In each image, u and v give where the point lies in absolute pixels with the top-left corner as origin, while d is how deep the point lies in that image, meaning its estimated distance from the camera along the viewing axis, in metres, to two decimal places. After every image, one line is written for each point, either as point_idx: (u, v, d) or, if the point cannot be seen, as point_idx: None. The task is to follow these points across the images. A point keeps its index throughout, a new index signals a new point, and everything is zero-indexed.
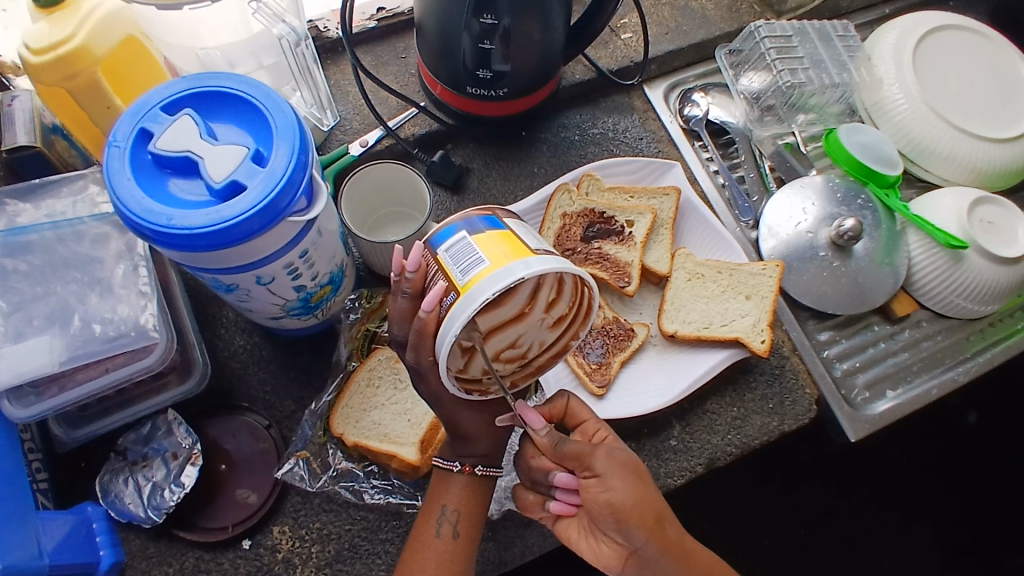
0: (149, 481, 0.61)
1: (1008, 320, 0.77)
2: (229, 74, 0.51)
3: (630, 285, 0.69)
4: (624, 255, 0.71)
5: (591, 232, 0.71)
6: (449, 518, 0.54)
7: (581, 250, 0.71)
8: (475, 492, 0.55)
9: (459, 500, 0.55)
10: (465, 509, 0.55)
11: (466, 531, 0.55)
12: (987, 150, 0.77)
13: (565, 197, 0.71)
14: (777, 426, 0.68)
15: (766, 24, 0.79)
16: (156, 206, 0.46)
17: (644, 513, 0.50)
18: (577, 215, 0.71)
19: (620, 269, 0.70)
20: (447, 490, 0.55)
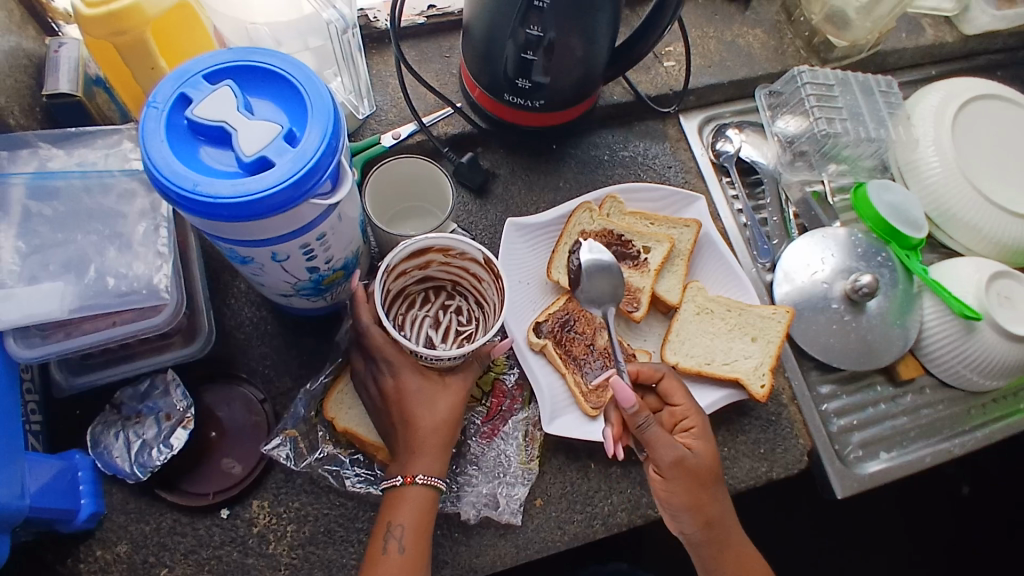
0: (139, 438, 0.62)
1: (1012, 399, 0.77)
2: (275, 52, 0.52)
3: (637, 310, 0.69)
4: (637, 280, 0.70)
5: (608, 253, 0.71)
6: (403, 536, 0.56)
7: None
8: (427, 507, 0.57)
9: (411, 520, 0.57)
10: (415, 526, 0.57)
11: (416, 547, 0.56)
12: (1015, 226, 0.77)
13: (586, 215, 0.72)
14: (766, 472, 0.68)
15: (809, 70, 0.79)
16: (183, 170, 0.47)
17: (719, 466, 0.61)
18: (595, 234, 0.71)
19: (631, 293, 0.69)
20: (401, 505, 0.57)
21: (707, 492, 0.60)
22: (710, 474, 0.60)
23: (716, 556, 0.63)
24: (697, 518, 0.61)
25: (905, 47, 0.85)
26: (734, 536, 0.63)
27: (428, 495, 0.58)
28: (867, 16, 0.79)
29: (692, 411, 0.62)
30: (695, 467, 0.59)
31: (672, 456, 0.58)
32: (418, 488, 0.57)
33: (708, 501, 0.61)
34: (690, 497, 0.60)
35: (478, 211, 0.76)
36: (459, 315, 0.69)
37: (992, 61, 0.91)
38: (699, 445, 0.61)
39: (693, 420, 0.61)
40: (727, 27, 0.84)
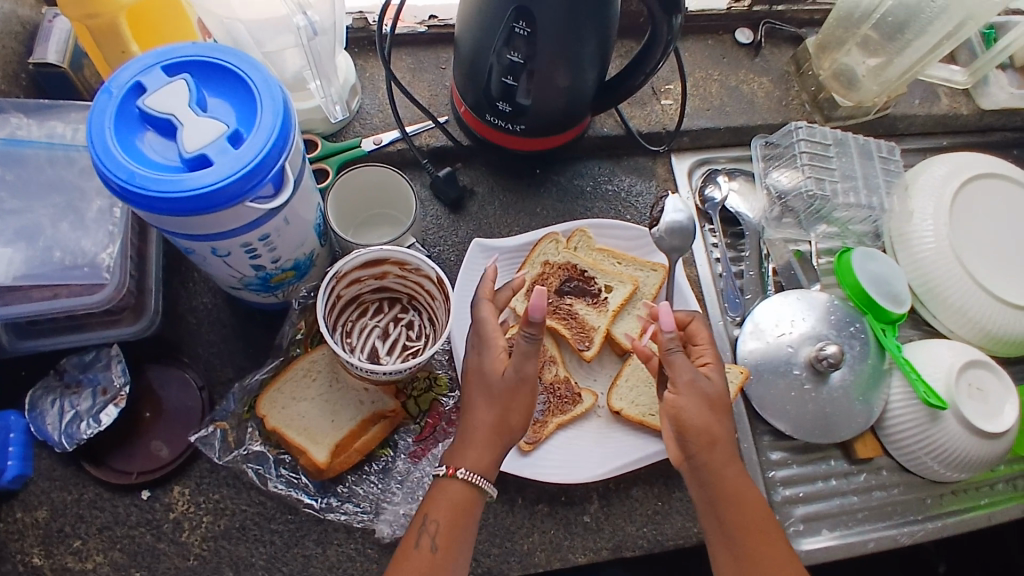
0: (73, 409, 0.63)
1: (973, 492, 0.73)
2: (239, 52, 0.52)
3: (589, 349, 0.68)
4: (592, 319, 0.70)
5: (567, 287, 0.71)
6: (433, 527, 0.54)
7: (552, 302, 0.70)
8: (465, 502, 0.55)
9: (444, 515, 0.54)
10: (447, 521, 0.54)
11: (448, 544, 0.54)
12: (1003, 313, 0.73)
13: (551, 245, 0.71)
14: (695, 533, 0.66)
15: (806, 127, 0.77)
16: (121, 157, 0.47)
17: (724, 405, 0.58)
18: (558, 266, 0.70)
19: (585, 331, 0.69)
20: (432, 506, 0.55)
21: (720, 425, 0.57)
22: (722, 407, 0.58)
23: (727, 512, 0.56)
24: (697, 445, 0.57)
25: (917, 113, 0.83)
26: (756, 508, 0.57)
27: (467, 492, 0.55)
28: (875, 77, 0.78)
29: (711, 348, 0.61)
30: (706, 393, 0.57)
31: (687, 377, 0.57)
32: (455, 483, 0.55)
33: (722, 444, 0.57)
34: (701, 423, 0.56)
35: (449, 226, 0.75)
36: (411, 329, 0.68)
37: (1009, 138, 0.88)
38: (715, 377, 0.59)
39: (710, 355, 0.60)
40: (733, 71, 0.83)
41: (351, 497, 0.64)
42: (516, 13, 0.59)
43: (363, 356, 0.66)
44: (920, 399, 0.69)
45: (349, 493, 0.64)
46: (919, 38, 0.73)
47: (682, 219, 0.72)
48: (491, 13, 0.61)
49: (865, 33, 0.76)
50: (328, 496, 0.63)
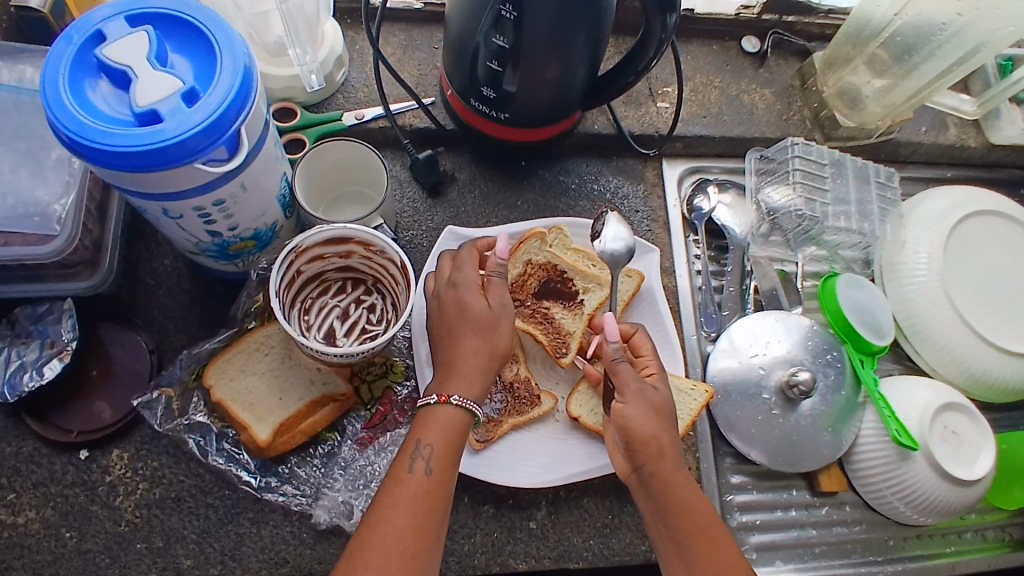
0: (19, 359, 0.61)
1: (939, 539, 0.71)
2: (208, 9, 0.50)
3: (567, 356, 0.65)
4: (569, 322, 0.67)
5: (545, 290, 0.68)
6: (428, 457, 0.51)
7: (529, 304, 0.67)
8: (461, 430, 0.54)
9: (445, 443, 0.52)
10: (444, 449, 0.52)
11: (442, 470, 0.52)
12: (988, 356, 0.70)
13: (535, 242, 0.68)
14: (643, 551, 0.64)
15: (803, 144, 0.75)
16: (70, 105, 0.45)
17: (665, 416, 0.58)
18: (538, 266, 0.68)
19: (561, 336, 0.66)
20: (433, 432, 0.53)
21: (667, 435, 0.57)
22: (669, 416, 0.58)
23: (674, 519, 0.54)
24: (643, 453, 0.56)
25: (921, 142, 0.80)
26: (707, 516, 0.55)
27: (463, 418, 0.54)
28: (880, 100, 0.75)
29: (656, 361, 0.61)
30: (653, 402, 0.58)
31: (631, 386, 0.58)
32: (452, 407, 0.54)
33: (670, 454, 0.56)
34: (648, 429, 0.56)
35: (425, 211, 0.73)
36: (372, 312, 0.66)
37: (1017, 176, 0.85)
38: (662, 387, 0.59)
39: (654, 366, 0.61)
40: (735, 80, 0.80)
41: (292, 479, 0.62)
42: None
43: (319, 336, 0.64)
44: (890, 436, 0.66)
45: (290, 474, 0.62)
46: (926, 62, 0.71)
47: (621, 250, 0.69)
48: None
49: (873, 51, 0.74)
50: (269, 475, 0.61)
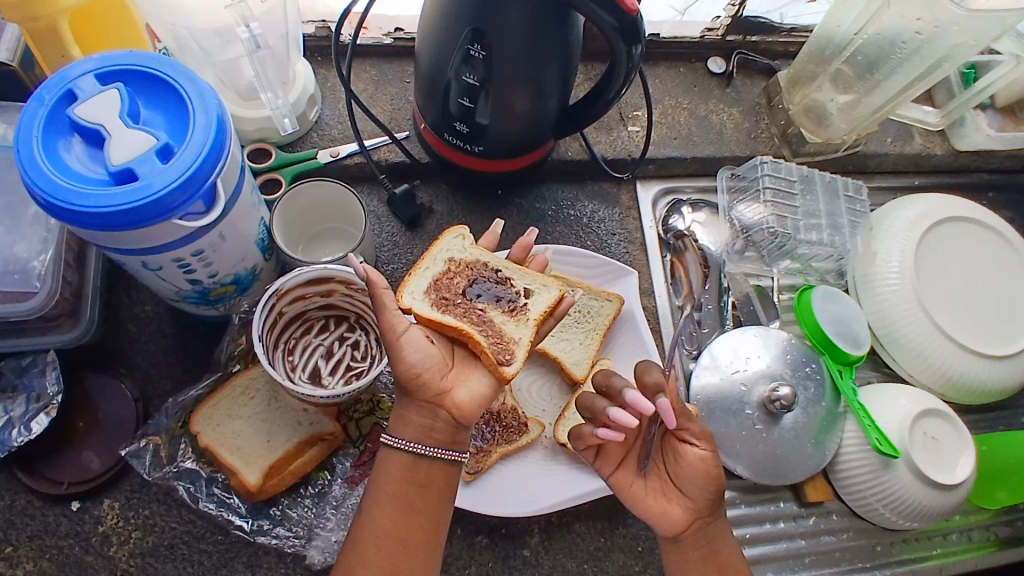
0: (5, 414, 0.61)
1: (926, 542, 0.72)
2: (178, 63, 0.50)
3: (512, 364, 0.55)
4: (512, 329, 0.57)
5: (477, 288, 0.59)
6: (376, 505, 0.53)
7: (460, 303, 0.58)
8: (405, 472, 0.53)
9: (386, 488, 0.53)
10: (384, 492, 0.53)
11: (378, 511, 0.53)
12: (964, 361, 0.72)
13: (457, 240, 0.62)
14: (637, 572, 0.65)
15: (772, 162, 0.77)
16: (45, 168, 0.46)
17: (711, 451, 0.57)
18: (464, 265, 0.61)
19: (504, 342, 0.56)
20: (378, 481, 0.54)
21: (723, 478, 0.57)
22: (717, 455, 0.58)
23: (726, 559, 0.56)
24: (715, 501, 0.56)
25: (888, 152, 0.82)
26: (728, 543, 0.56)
27: (405, 460, 0.53)
28: (846, 115, 0.77)
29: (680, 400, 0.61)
30: (717, 446, 0.57)
31: (701, 429, 0.56)
32: (391, 449, 0.54)
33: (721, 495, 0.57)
34: (722, 475, 0.56)
35: (405, 244, 0.74)
36: (356, 349, 0.66)
37: (982, 180, 0.87)
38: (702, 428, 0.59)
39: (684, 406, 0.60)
40: (704, 101, 0.82)
41: (284, 520, 0.62)
42: (471, 35, 0.58)
43: (304, 376, 0.64)
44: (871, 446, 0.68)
45: (282, 516, 0.62)
46: (888, 79, 0.73)
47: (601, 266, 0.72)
48: (447, 32, 0.60)
49: (837, 68, 0.75)
50: (261, 518, 0.62)
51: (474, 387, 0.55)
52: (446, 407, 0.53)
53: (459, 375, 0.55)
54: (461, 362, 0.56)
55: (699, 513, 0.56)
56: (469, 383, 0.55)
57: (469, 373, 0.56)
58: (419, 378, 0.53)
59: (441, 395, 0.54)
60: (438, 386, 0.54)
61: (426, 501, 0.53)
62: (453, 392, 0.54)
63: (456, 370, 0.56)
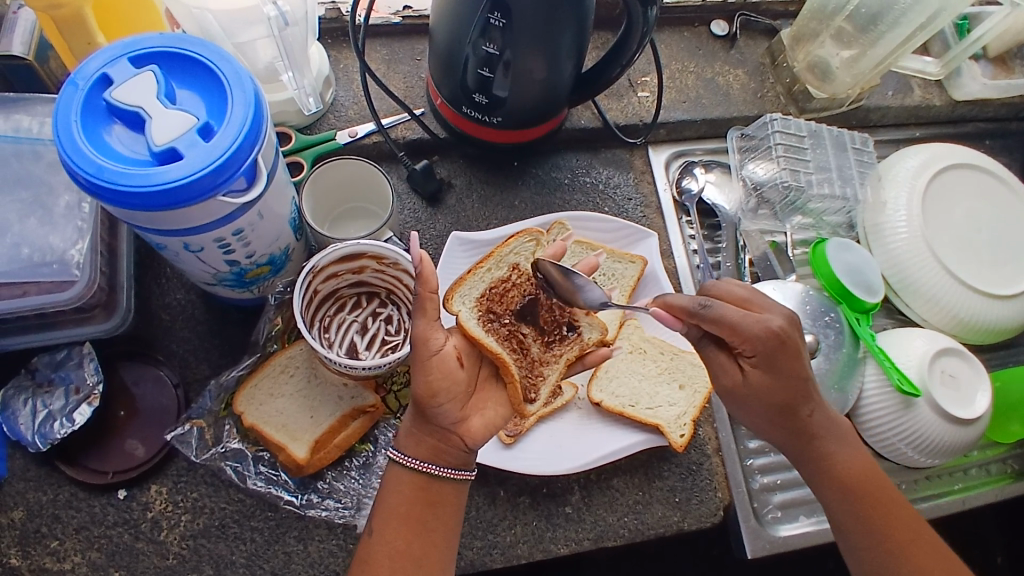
0: (45, 408, 0.62)
1: (947, 478, 0.75)
2: (213, 45, 0.51)
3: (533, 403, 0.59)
4: (547, 366, 0.62)
5: (527, 309, 0.63)
6: (375, 522, 0.54)
7: (506, 323, 0.61)
8: (415, 491, 0.54)
9: (395, 510, 0.54)
10: (388, 510, 0.54)
11: (383, 531, 0.53)
12: (974, 302, 0.74)
13: (528, 243, 0.68)
14: (677, 522, 0.67)
15: (782, 119, 0.78)
16: (87, 151, 0.46)
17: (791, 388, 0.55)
18: (526, 279, 0.64)
19: (532, 379, 0.60)
20: (383, 500, 0.55)
21: (799, 405, 0.56)
22: (782, 398, 0.55)
23: (833, 477, 0.58)
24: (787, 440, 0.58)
25: (890, 105, 0.85)
26: (833, 444, 0.58)
27: (415, 480, 0.54)
28: (849, 69, 0.80)
29: (755, 340, 0.53)
30: (772, 401, 0.55)
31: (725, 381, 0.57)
32: (398, 465, 0.55)
33: (799, 421, 0.57)
34: (765, 421, 0.57)
35: (427, 219, 0.75)
36: (389, 324, 0.67)
37: (980, 129, 0.90)
38: (758, 376, 0.55)
39: (749, 349, 0.54)
40: (709, 64, 0.85)
41: (332, 492, 0.63)
42: (491, 4, 0.58)
43: (341, 351, 0.65)
44: (893, 386, 0.69)
45: (329, 489, 0.63)
46: (891, 31, 0.75)
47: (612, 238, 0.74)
48: (467, 3, 0.60)
49: (839, 24, 0.78)
50: (309, 492, 0.63)
51: (488, 418, 0.57)
52: (459, 434, 0.55)
53: (478, 402, 0.57)
54: (483, 385, 0.59)
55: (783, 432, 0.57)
56: (485, 411, 0.57)
57: (487, 402, 0.58)
58: (442, 404, 0.53)
59: (458, 422, 0.55)
60: (457, 414, 0.55)
61: (439, 519, 0.54)
62: (470, 419, 0.56)
63: (477, 394, 0.58)
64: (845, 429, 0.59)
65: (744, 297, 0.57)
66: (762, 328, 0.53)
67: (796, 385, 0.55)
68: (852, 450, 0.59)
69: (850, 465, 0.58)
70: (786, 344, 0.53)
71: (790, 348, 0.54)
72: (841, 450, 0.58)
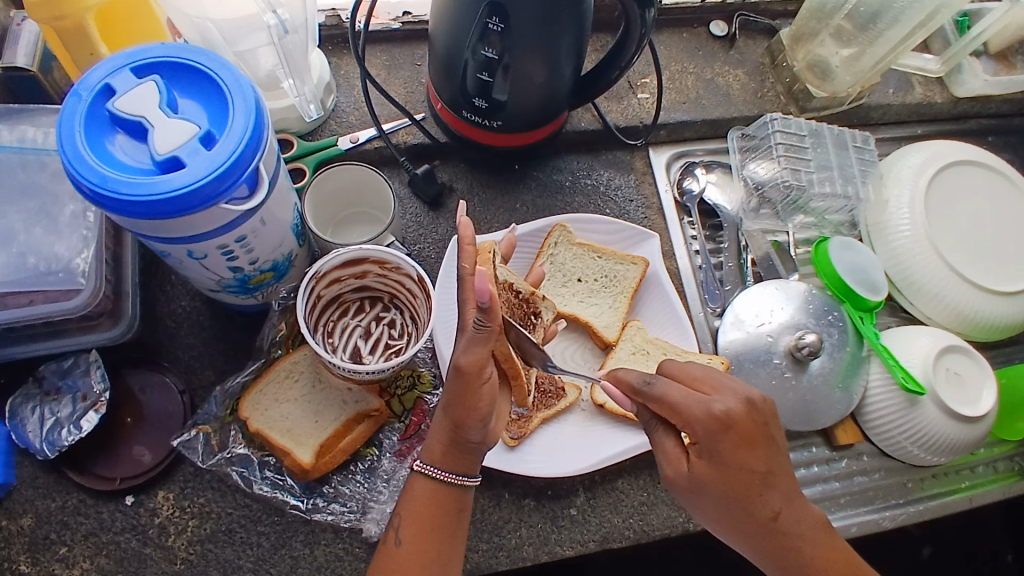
0: (53, 416, 0.62)
1: (954, 476, 0.75)
2: (214, 53, 0.52)
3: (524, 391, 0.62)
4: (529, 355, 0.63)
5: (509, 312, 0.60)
6: (404, 530, 0.55)
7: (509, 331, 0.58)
8: (433, 497, 0.55)
9: (421, 518, 0.54)
10: (412, 519, 0.55)
11: (416, 541, 0.54)
12: (978, 299, 0.74)
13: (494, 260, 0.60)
14: (682, 522, 0.67)
15: (782, 118, 0.79)
16: (91, 161, 0.46)
17: (738, 479, 0.52)
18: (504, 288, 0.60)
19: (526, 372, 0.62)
20: (405, 507, 0.55)
21: (748, 500, 0.53)
22: (728, 491, 0.53)
23: None
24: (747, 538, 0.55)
25: (891, 103, 0.85)
26: (809, 547, 0.54)
27: (435, 489, 0.55)
28: (849, 68, 0.80)
29: (694, 423, 0.52)
30: (709, 493, 0.53)
31: (667, 471, 0.55)
32: (422, 475, 0.55)
33: (752, 524, 0.54)
34: (718, 520, 0.54)
35: (429, 223, 0.75)
36: (392, 328, 0.68)
37: (982, 125, 0.90)
38: (702, 465, 0.53)
39: (690, 433, 0.53)
40: (709, 65, 0.85)
41: (337, 496, 0.64)
42: (489, 8, 0.59)
43: (345, 356, 0.66)
44: (898, 384, 0.70)
45: (335, 493, 0.64)
46: (890, 28, 0.75)
47: (613, 240, 0.74)
48: (466, 8, 0.60)
49: (838, 23, 0.79)
50: (314, 497, 0.63)
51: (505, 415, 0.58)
52: (488, 442, 0.56)
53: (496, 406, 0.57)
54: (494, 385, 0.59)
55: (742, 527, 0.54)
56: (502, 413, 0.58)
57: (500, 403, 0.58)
58: (483, 423, 0.53)
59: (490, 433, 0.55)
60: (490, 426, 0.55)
61: (461, 523, 0.56)
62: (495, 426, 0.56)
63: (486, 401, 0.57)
64: (827, 533, 0.55)
65: (702, 372, 0.56)
66: (704, 410, 0.52)
67: (739, 479, 0.53)
68: (835, 556, 0.55)
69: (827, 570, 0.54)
70: (730, 428, 0.52)
71: (737, 435, 0.52)
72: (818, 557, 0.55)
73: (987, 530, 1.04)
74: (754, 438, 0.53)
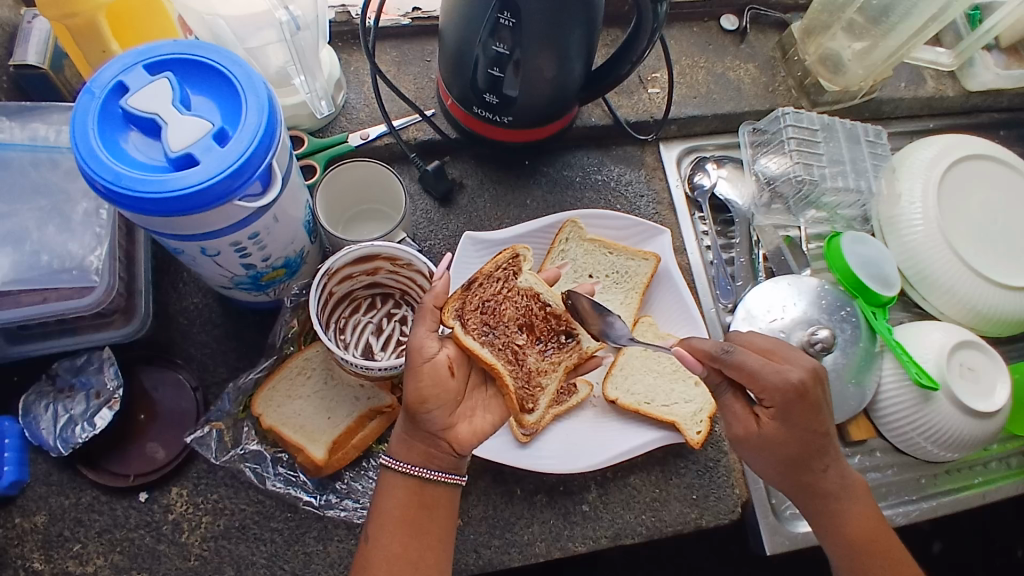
0: (67, 413, 0.62)
1: (966, 472, 0.74)
2: (226, 49, 0.51)
3: (532, 413, 0.63)
4: (545, 375, 0.63)
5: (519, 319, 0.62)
6: (371, 528, 0.54)
7: (499, 335, 0.60)
8: (410, 495, 0.55)
9: (392, 513, 0.54)
10: (388, 518, 0.54)
11: (379, 535, 0.54)
12: (991, 293, 0.73)
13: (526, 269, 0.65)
14: (694, 518, 0.67)
15: (793, 112, 0.78)
16: (105, 158, 0.46)
17: (808, 440, 0.54)
18: (520, 296, 0.63)
19: (529, 387, 0.62)
20: (381, 505, 0.55)
21: (808, 462, 0.55)
22: (796, 451, 0.55)
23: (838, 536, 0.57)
24: (795, 491, 0.57)
25: (903, 97, 0.84)
26: (848, 504, 0.57)
27: (410, 484, 0.55)
28: (861, 62, 0.80)
29: (773, 391, 0.53)
30: (779, 451, 0.55)
31: (738, 429, 0.56)
32: (390, 471, 0.55)
33: (809, 477, 0.56)
34: (776, 472, 0.56)
35: (440, 220, 0.75)
36: (404, 324, 0.68)
37: (994, 119, 0.89)
38: (775, 429, 0.54)
39: (766, 399, 0.53)
40: (719, 59, 0.84)
41: (350, 493, 0.64)
42: (500, 4, 0.58)
43: (357, 352, 0.66)
44: (911, 380, 0.69)
45: (348, 489, 0.64)
46: (902, 22, 0.75)
47: (625, 237, 0.74)
48: (476, 3, 0.60)
49: (850, 16, 0.78)
50: (327, 493, 0.63)
51: (477, 424, 0.58)
52: (446, 439, 0.56)
53: (467, 409, 0.58)
54: (474, 389, 0.60)
55: (790, 483, 0.57)
56: (472, 419, 0.58)
57: (476, 409, 0.59)
58: (430, 410, 0.54)
59: (446, 428, 0.56)
60: (444, 421, 0.55)
61: (433, 522, 0.55)
62: (457, 426, 0.57)
63: (466, 402, 0.58)
64: (860, 486, 0.58)
65: (768, 344, 0.56)
66: (781, 378, 0.53)
67: (808, 441, 0.55)
68: (863, 507, 0.58)
69: (858, 524, 0.57)
70: (804, 398, 0.53)
71: (808, 402, 0.53)
72: (851, 505, 0.57)
73: (998, 525, 1.03)
74: (818, 405, 0.54)
